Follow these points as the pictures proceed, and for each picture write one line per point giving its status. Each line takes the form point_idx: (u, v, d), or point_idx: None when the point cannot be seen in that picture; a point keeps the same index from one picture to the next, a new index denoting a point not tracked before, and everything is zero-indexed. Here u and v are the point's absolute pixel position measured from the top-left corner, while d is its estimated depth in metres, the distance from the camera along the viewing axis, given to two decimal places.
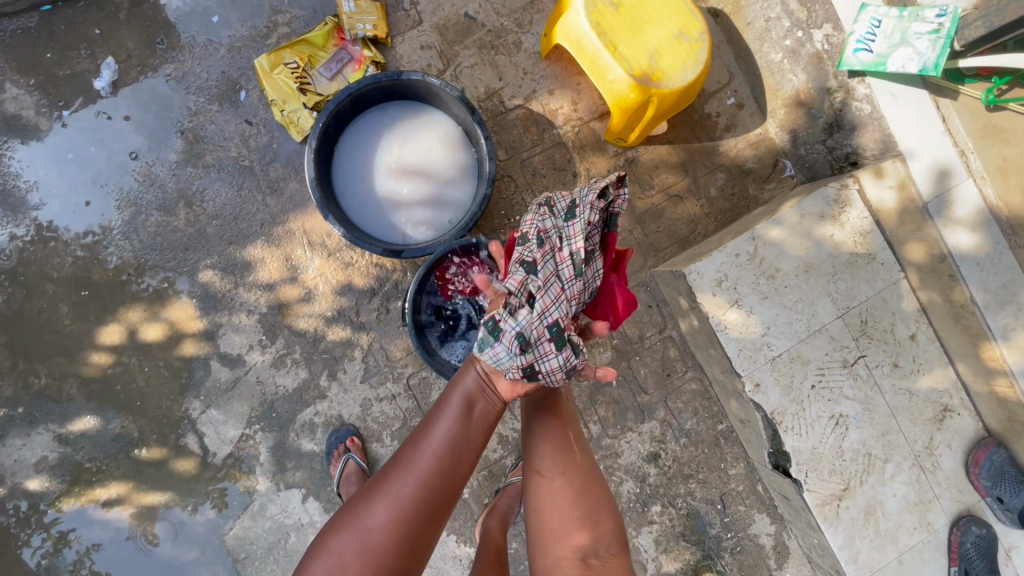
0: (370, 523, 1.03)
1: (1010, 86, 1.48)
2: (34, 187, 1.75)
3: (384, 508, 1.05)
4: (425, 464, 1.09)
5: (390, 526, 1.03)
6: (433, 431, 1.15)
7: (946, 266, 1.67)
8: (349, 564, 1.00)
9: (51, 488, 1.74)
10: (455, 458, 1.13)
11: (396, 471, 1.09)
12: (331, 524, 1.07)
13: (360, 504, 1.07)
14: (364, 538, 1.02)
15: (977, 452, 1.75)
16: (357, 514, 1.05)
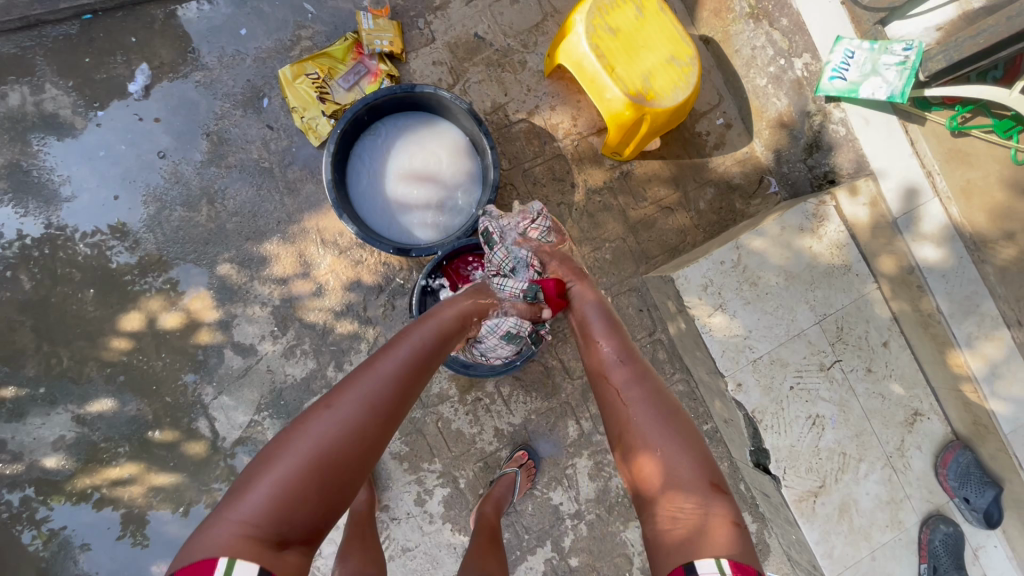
0: (330, 439, 0.92)
1: (973, 115, 1.60)
2: (66, 180, 1.87)
3: (344, 424, 0.95)
4: (387, 382, 1.05)
5: (351, 444, 0.94)
6: (393, 356, 1.11)
7: (915, 277, 1.79)
8: (305, 489, 0.88)
9: (67, 466, 1.83)
10: (415, 379, 1.11)
11: (353, 390, 1.00)
12: (274, 446, 0.92)
13: (312, 422, 0.94)
14: (325, 455, 0.91)
15: (945, 454, 1.86)
16: (310, 430, 0.93)
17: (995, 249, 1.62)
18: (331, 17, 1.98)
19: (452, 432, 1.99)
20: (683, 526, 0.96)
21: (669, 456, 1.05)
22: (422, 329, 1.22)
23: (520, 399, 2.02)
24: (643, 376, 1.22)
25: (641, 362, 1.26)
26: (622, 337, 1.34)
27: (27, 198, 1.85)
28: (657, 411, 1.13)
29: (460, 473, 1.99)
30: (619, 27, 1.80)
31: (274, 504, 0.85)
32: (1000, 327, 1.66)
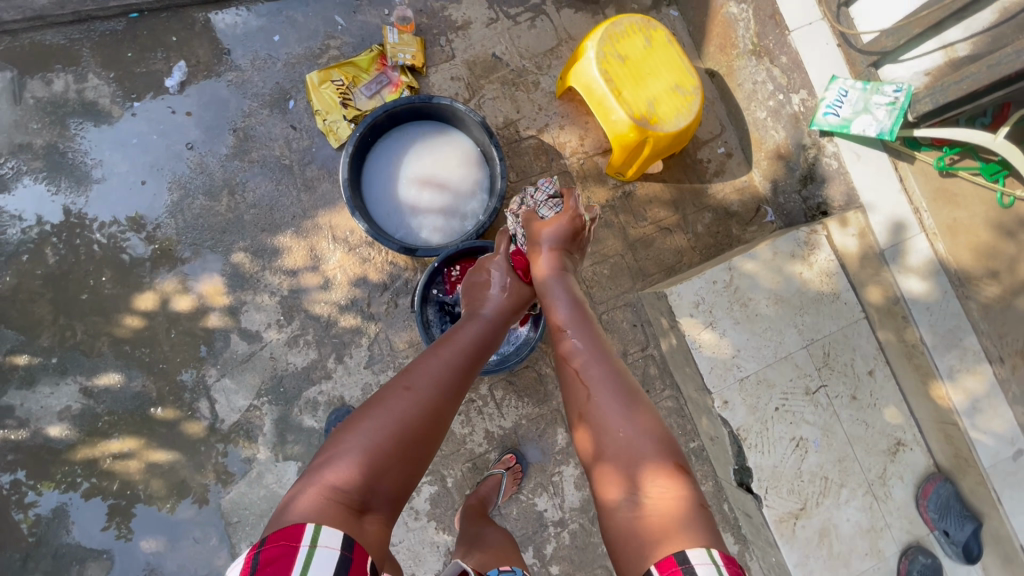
0: (407, 417, 0.99)
1: (960, 157, 1.71)
2: (98, 164, 1.98)
3: (420, 403, 1.02)
4: (450, 372, 1.13)
5: (425, 422, 1.01)
6: (447, 352, 1.20)
7: (900, 308, 1.85)
8: (388, 459, 0.94)
9: (70, 436, 1.89)
10: (470, 374, 1.20)
11: (419, 375, 1.08)
12: (351, 424, 0.98)
13: (388, 401, 1.01)
14: (404, 428, 0.97)
15: (926, 486, 1.89)
16: (386, 407, 1.00)
17: (979, 287, 1.70)
18: (359, 30, 2.12)
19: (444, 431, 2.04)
20: (661, 517, 0.92)
21: (646, 445, 1.02)
22: (469, 331, 1.33)
23: (512, 404, 2.07)
24: (613, 366, 1.19)
25: (606, 347, 1.26)
26: (589, 324, 1.32)
27: (60, 177, 1.96)
28: (620, 394, 1.12)
29: (448, 472, 2.03)
30: (627, 55, 1.91)
31: (360, 472, 0.90)
32: (981, 362, 1.74)
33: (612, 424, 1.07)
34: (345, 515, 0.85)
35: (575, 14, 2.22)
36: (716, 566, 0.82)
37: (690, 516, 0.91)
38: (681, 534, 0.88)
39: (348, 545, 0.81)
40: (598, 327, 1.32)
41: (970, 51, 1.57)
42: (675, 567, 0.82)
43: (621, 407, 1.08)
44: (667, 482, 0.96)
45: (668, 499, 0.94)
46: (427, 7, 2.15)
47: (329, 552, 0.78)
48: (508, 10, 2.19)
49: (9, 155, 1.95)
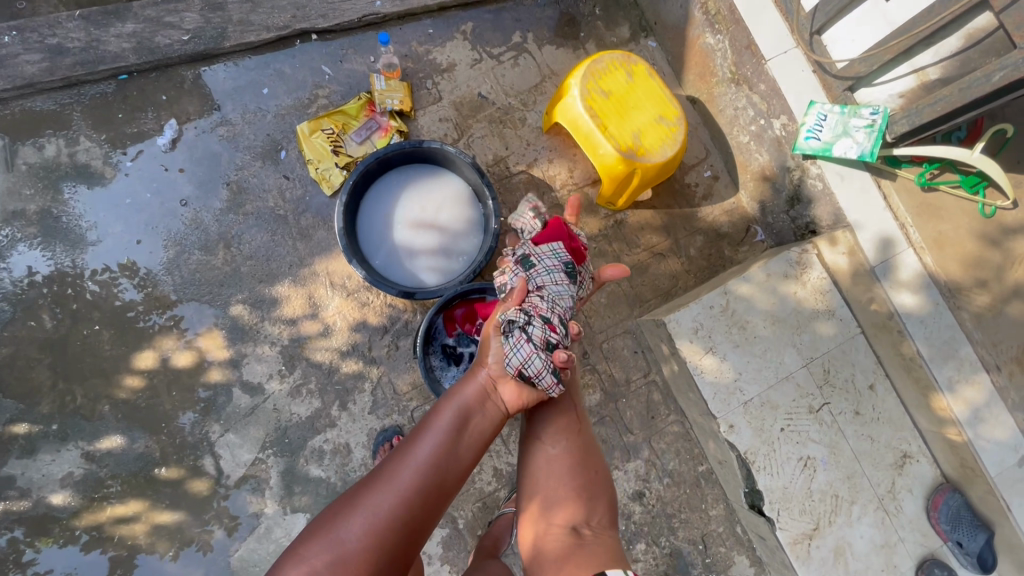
0: (346, 548, 1.07)
1: (941, 171, 1.74)
2: (92, 226, 1.99)
3: (364, 517, 1.11)
4: (408, 475, 1.18)
5: (366, 540, 1.08)
6: (417, 447, 1.23)
7: (895, 322, 1.89)
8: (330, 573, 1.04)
9: (73, 503, 1.87)
10: (440, 474, 1.21)
11: (377, 487, 1.15)
12: (306, 536, 1.10)
13: (337, 518, 1.11)
14: (341, 559, 1.05)
15: (935, 497, 1.89)
16: (332, 526, 1.10)
17: (970, 297, 1.75)
18: (346, 78, 2.15)
19: None
20: (597, 550, 1.20)
21: (594, 482, 1.35)
22: (449, 412, 1.30)
23: (519, 439, 2.07)
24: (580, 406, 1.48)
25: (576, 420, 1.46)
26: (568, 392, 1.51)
27: (54, 242, 1.96)
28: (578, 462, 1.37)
29: (459, 512, 2.01)
30: (611, 90, 1.96)
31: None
32: (978, 372, 1.77)
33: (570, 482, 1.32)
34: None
35: (557, 50, 2.27)
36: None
37: (615, 553, 1.23)
38: (604, 557, 1.19)
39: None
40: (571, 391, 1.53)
41: (941, 74, 1.62)
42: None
43: (579, 443, 1.39)
44: (599, 522, 1.29)
45: (604, 537, 1.26)
46: (411, 51, 2.19)
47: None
48: (491, 49, 2.23)
49: (3, 223, 1.95)
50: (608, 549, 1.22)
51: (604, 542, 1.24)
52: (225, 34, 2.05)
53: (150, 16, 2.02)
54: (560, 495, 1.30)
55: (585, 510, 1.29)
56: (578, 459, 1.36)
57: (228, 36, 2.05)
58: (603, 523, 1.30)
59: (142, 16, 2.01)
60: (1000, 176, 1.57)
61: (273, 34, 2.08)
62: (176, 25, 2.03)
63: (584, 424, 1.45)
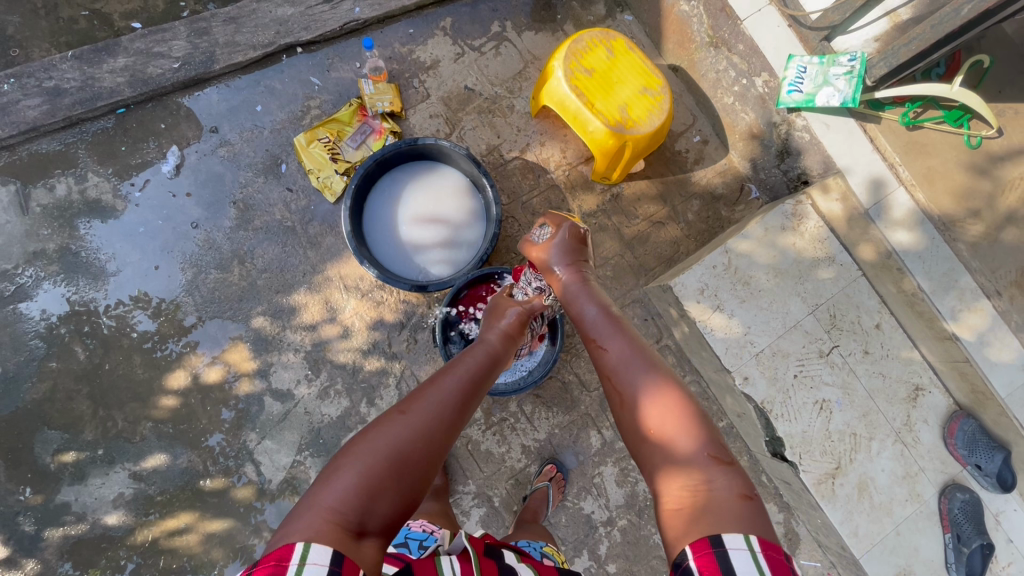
0: (403, 447, 0.92)
1: (923, 109, 1.84)
2: (111, 257, 2.06)
3: (412, 428, 0.95)
4: (454, 396, 1.05)
5: (423, 446, 0.94)
6: (454, 373, 1.11)
7: (894, 261, 1.94)
8: (384, 485, 0.87)
9: (127, 521, 1.97)
10: (476, 397, 1.11)
11: (424, 402, 1.00)
12: (344, 451, 0.91)
13: (382, 425, 0.94)
14: (399, 457, 0.90)
15: (951, 424, 1.95)
16: (374, 436, 0.92)
17: (964, 228, 1.83)
18: (335, 86, 2.21)
19: (482, 453, 2.11)
20: (710, 513, 0.89)
21: (690, 438, 1.01)
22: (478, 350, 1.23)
23: (543, 415, 2.14)
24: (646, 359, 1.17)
25: (645, 356, 1.18)
26: (624, 331, 1.26)
27: (77, 276, 2.04)
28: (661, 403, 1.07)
29: (494, 491, 2.09)
30: (594, 67, 2.01)
31: (357, 497, 0.85)
32: (979, 298, 1.83)
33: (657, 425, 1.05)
34: (343, 539, 0.80)
35: (536, 35, 2.31)
36: (752, 553, 0.81)
37: (742, 519, 0.87)
38: (722, 521, 0.87)
39: (337, 560, 0.77)
40: (631, 330, 1.26)
41: (912, 14, 1.73)
42: (708, 550, 0.83)
43: (659, 398, 1.07)
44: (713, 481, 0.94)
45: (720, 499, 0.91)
46: (395, 53, 2.24)
47: (318, 570, 0.75)
48: (471, 42, 2.27)
49: (26, 264, 2.03)
50: (723, 517, 0.88)
51: (722, 508, 0.90)
52: (213, 57, 2.10)
53: (140, 49, 2.08)
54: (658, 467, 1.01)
55: (689, 475, 0.96)
56: (666, 418, 1.04)
57: (217, 59, 2.11)
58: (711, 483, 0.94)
59: (131, 49, 2.07)
60: (982, 107, 1.66)
61: (259, 52, 2.13)
62: (166, 54, 2.08)
63: (653, 366, 1.16)
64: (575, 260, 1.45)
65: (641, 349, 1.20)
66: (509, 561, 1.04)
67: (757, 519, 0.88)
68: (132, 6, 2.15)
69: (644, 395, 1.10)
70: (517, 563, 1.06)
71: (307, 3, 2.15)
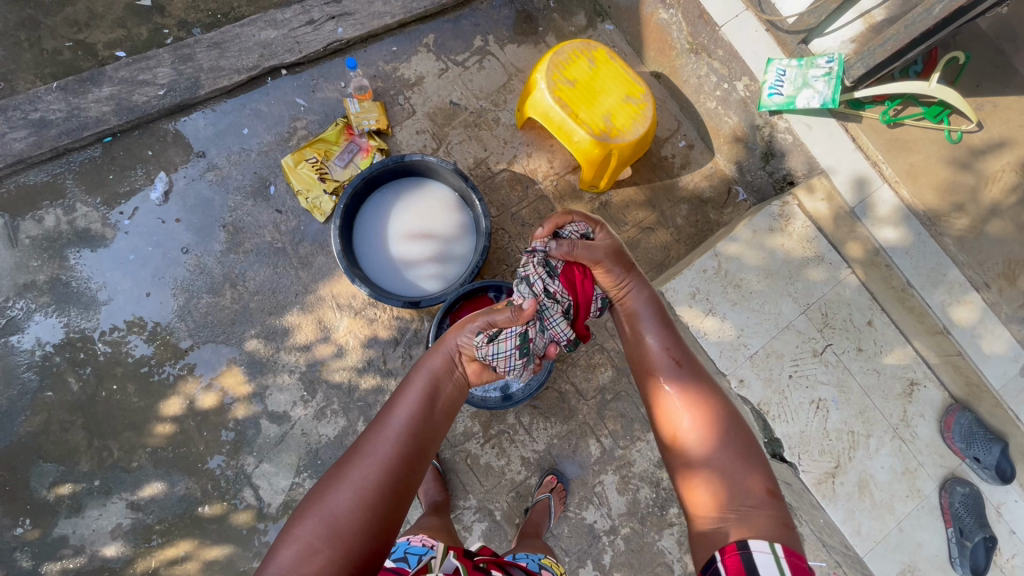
0: (340, 513, 1.04)
1: (902, 107, 1.87)
2: (102, 286, 2.06)
3: (353, 486, 1.08)
4: (390, 446, 1.16)
5: (358, 508, 1.05)
6: (390, 423, 1.21)
7: (882, 258, 1.95)
8: (325, 544, 1.00)
9: (126, 552, 1.96)
10: (418, 434, 1.22)
11: (361, 460, 1.12)
12: (296, 519, 1.05)
13: (326, 493, 1.08)
14: (335, 522, 1.02)
15: (947, 418, 1.95)
16: (321, 502, 1.06)
17: (949, 222, 1.86)
18: (321, 106, 2.22)
19: (482, 466, 2.10)
20: (745, 526, 1.03)
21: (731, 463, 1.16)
22: (418, 381, 1.32)
23: (541, 425, 2.13)
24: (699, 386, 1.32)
25: (699, 381, 1.33)
26: (679, 354, 1.39)
27: (68, 307, 2.03)
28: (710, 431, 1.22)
29: (495, 505, 2.09)
30: (576, 78, 2.02)
31: (300, 559, 0.98)
32: (968, 291, 1.85)
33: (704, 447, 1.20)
34: None
35: (518, 47, 2.33)
36: (774, 556, 0.94)
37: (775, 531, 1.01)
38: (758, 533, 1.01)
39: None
40: (687, 352, 1.41)
41: (887, 14, 1.75)
42: (737, 553, 0.98)
43: (707, 424, 1.23)
44: (754, 499, 1.08)
45: (757, 515, 1.05)
46: (379, 71, 2.25)
47: None
48: (455, 57, 2.29)
49: (17, 297, 2.02)
50: (763, 527, 1.02)
51: (757, 522, 1.04)
52: (198, 83, 2.11)
53: (124, 77, 2.09)
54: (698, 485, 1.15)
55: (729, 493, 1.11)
56: (718, 443, 1.20)
57: (202, 84, 2.12)
58: (754, 498, 1.09)
59: (116, 78, 2.08)
60: (959, 101, 1.67)
61: (243, 75, 2.14)
62: (151, 82, 2.09)
63: (705, 394, 1.30)
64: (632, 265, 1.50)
65: (696, 378, 1.33)
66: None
67: (787, 535, 1.02)
68: (116, 35, 2.16)
69: (696, 421, 1.25)
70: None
71: (290, 25, 2.16)
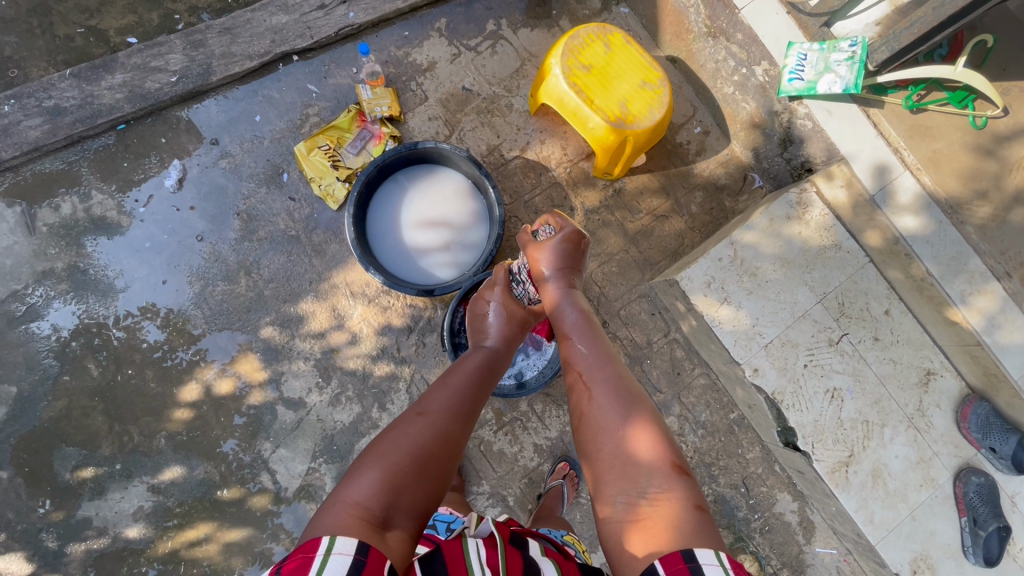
0: (421, 443, 0.97)
1: (926, 92, 1.85)
2: (118, 274, 2.07)
3: (431, 427, 1.01)
4: (458, 395, 1.12)
5: (437, 443, 0.99)
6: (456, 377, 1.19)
7: (902, 247, 1.90)
8: (407, 478, 0.92)
9: (148, 534, 2.00)
10: (481, 397, 1.18)
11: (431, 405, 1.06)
12: (365, 453, 0.95)
13: (402, 427, 1.00)
14: (418, 452, 0.95)
15: (963, 408, 1.94)
16: (397, 434, 0.98)
17: (972, 210, 1.83)
18: (333, 93, 2.20)
19: (495, 453, 2.12)
20: (661, 525, 0.91)
21: (637, 442, 1.02)
22: (476, 357, 1.31)
23: (554, 413, 2.14)
24: (615, 365, 1.20)
25: (617, 365, 1.20)
26: (599, 341, 1.27)
27: (86, 294, 2.06)
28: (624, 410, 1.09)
29: (508, 491, 2.11)
30: (592, 64, 1.99)
31: (379, 491, 0.88)
32: (989, 281, 1.81)
33: (621, 436, 1.05)
34: (369, 530, 0.83)
35: (532, 32, 2.29)
36: (724, 570, 0.82)
37: (689, 524, 0.91)
38: (685, 536, 0.88)
39: (363, 549, 0.79)
40: (603, 338, 1.29)
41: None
42: (682, 566, 0.83)
43: (624, 411, 1.08)
44: (664, 482, 0.97)
45: (666, 504, 0.94)
46: (391, 57, 2.23)
47: (343, 560, 0.78)
48: (467, 42, 2.26)
49: (35, 284, 2.04)
50: (680, 526, 0.90)
51: (672, 515, 0.92)
52: (210, 69, 2.10)
53: (137, 64, 2.08)
54: (602, 464, 1.03)
55: (634, 474, 0.99)
56: (626, 423, 1.06)
57: (214, 71, 2.10)
58: (665, 487, 0.96)
59: (129, 65, 2.07)
60: (986, 86, 1.65)
61: (255, 62, 2.13)
62: (163, 68, 2.09)
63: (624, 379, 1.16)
64: (571, 270, 1.44)
65: (611, 364, 1.20)
66: (533, 552, 1.00)
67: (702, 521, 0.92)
68: (128, 20, 2.15)
69: (614, 407, 1.10)
70: (541, 556, 1.01)
71: (301, 10, 2.14)
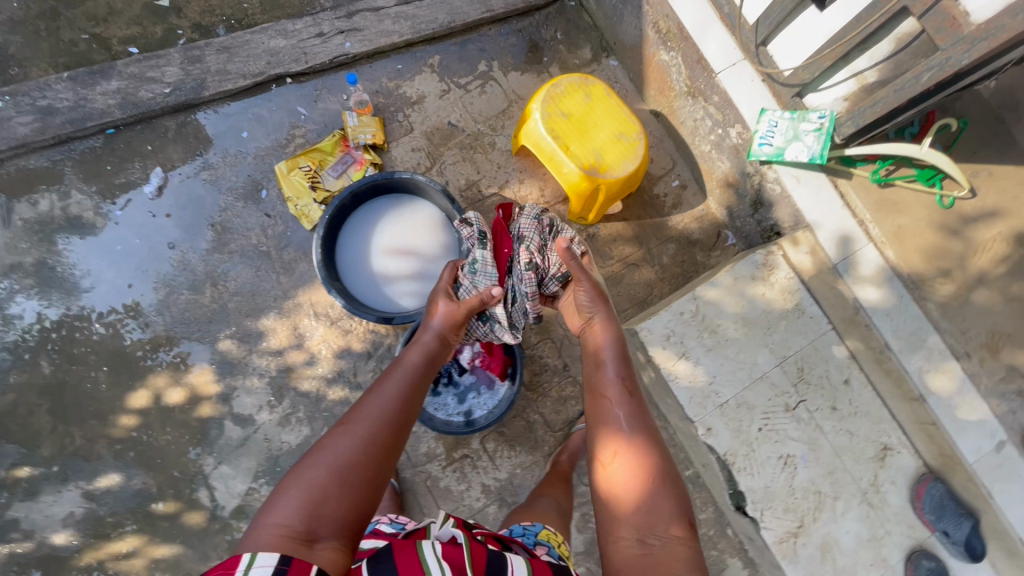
0: (344, 456, 0.98)
1: (896, 167, 1.87)
2: (86, 274, 2.09)
3: (361, 438, 1.03)
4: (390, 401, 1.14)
5: (361, 452, 1.00)
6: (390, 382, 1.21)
7: (862, 317, 1.92)
8: (328, 492, 0.93)
9: (75, 542, 1.95)
10: (415, 398, 1.20)
11: (359, 416, 1.08)
12: (287, 476, 0.96)
13: (326, 442, 1.01)
14: (337, 465, 0.97)
15: (918, 488, 1.90)
16: (322, 450, 0.99)
17: (933, 286, 1.85)
18: (322, 117, 2.26)
19: (441, 489, 2.07)
20: (667, 562, 1.03)
21: (649, 488, 1.15)
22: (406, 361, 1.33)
23: (506, 454, 2.11)
24: (642, 408, 1.34)
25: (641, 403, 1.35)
26: (630, 375, 1.43)
27: (50, 291, 2.06)
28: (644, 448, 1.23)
29: None
30: (570, 112, 2.04)
31: (303, 508, 0.90)
32: (947, 359, 1.84)
33: (631, 476, 1.18)
34: (291, 546, 0.85)
35: (522, 76, 2.36)
36: None
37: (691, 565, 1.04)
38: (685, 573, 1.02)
39: (284, 561, 0.80)
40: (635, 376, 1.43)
41: (877, 77, 1.72)
42: None
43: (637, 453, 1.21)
44: (677, 527, 1.10)
45: (676, 547, 1.07)
46: (382, 87, 2.29)
47: (265, 570, 0.79)
48: (458, 80, 2.33)
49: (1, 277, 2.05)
50: (681, 562, 1.04)
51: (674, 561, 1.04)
52: (203, 84, 2.16)
53: (133, 73, 2.14)
54: (623, 503, 1.15)
55: (651, 518, 1.11)
56: (636, 466, 1.19)
57: (207, 86, 2.17)
58: (676, 531, 1.10)
59: (125, 73, 2.14)
60: (952, 167, 1.68)
61: (248, 81, 2.19)
62: (158, 80, 2.15)
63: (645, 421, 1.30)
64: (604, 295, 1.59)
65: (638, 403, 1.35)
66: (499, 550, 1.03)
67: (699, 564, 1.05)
68: (132, 31, 2.23)
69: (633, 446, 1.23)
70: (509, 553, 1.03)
71: (299, 36, 2.22)
